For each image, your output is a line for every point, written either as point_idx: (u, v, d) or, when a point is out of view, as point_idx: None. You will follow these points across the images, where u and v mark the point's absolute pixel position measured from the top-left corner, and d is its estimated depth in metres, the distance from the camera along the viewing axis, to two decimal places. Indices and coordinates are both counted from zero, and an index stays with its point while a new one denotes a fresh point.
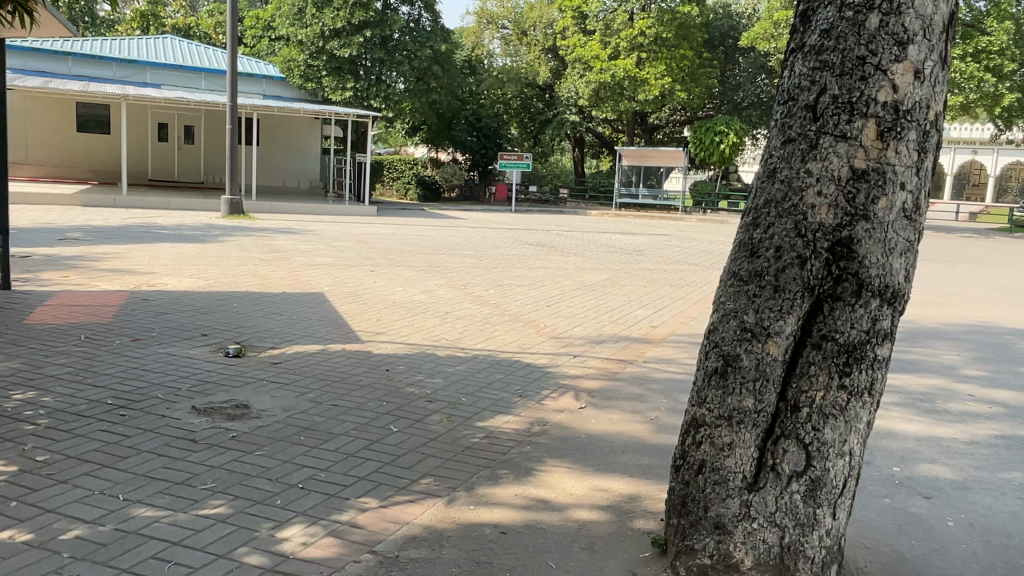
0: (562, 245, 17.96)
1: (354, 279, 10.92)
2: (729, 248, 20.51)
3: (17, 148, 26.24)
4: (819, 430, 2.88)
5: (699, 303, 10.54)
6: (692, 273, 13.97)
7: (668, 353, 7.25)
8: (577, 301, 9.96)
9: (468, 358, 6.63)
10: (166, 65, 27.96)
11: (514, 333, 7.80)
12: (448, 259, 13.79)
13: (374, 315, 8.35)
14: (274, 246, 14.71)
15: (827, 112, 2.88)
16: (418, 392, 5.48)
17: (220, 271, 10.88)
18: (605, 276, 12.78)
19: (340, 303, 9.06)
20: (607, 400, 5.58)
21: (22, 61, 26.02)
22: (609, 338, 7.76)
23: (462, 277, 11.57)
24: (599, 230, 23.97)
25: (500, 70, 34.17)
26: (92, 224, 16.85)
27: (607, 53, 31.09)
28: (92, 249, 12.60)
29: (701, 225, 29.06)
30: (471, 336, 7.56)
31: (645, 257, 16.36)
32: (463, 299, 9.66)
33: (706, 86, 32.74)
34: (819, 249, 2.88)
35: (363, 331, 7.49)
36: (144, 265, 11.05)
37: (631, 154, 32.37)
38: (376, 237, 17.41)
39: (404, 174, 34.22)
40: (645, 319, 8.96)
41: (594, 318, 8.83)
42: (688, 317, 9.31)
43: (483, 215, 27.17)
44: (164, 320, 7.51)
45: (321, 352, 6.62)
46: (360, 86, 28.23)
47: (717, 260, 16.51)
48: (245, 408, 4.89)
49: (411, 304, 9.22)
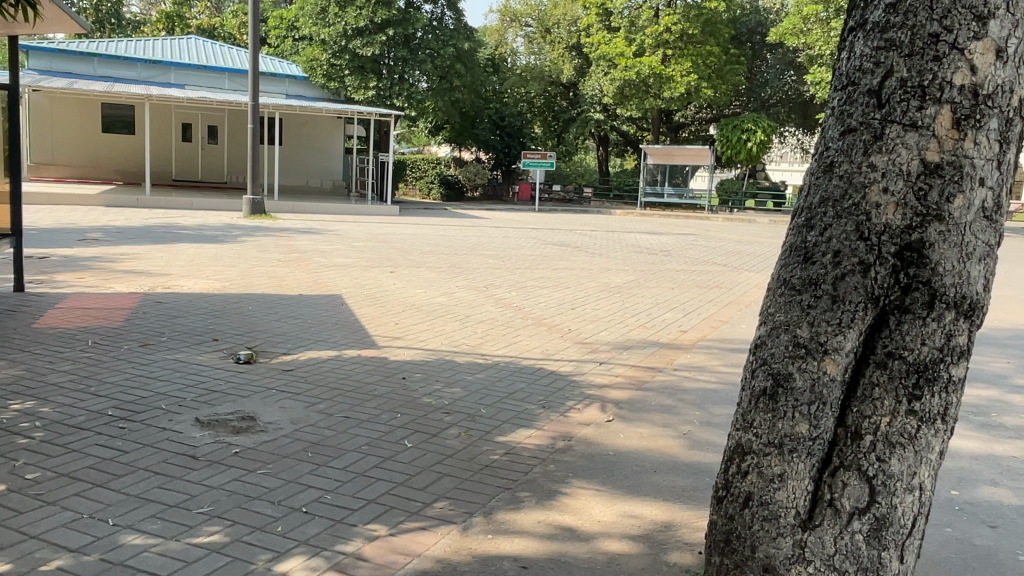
0: (587, 245, 17.60)
1: (373, 280, 10.66)
2: (759, 247, 20.01)
3: (43, 149, 26.45)
4: (884, 462, 2.52)
5: (730, 306, 10.11)
6: (721, 274, 13.53)
7: (699, 360, 6.88)
8: (603, 304, 9.61)
9: (489, 365, 6.32)
10: (189, 65, 28.01)
11: (537, 338, 7.46)
12: (470, 259, 13.49)
13: (392, 319, 8.08)
14: (294, 246, 14.53)
15: (894, 97, 2.51)
16: (435, 403, 5.17)
17: (238, 272, 10.68)
18: (632, 277, 12.40)
19: (358, 305, 8.79)
20: (636, 412, 5.22)
21: (49, 62, 26.23)
22: (637, 344, 7.39)
23: (484, 279, 11.26)
24: (624, 229, 23.56)
25: (523, 69, 33.85)
26: (113, 224, 16.80)
27: (632, 50, 30.63)
28: (111, 250, 12.49)
29: (728, 224, 28.49)
30: (491, 341, 7.24)
31: (672, 257, 15.93)
32: (484, 302, 9.35)
33: (733, 83, 32.15)
34: (885, 254, 2.51)
35: (379, 336, 7.20)
36: (161, 266, 10.90)
37: (657, 152, 31.86)
38: (397, 236, 17.17)
39: (426, 174, 34.05)
40: (674, 323, 8.59)
41: (621, 322, 8.47)
42: (719, 321, 8.92)
43: (506, 215, 26.88)
44: (176, 323, 7.29)
45: (335, 358, 6.35)
46: (382, 85, 28.05)
47: (746, 261, 16.04)
48: (252, 420, 4.62)
49: (430, 307, 8.93)
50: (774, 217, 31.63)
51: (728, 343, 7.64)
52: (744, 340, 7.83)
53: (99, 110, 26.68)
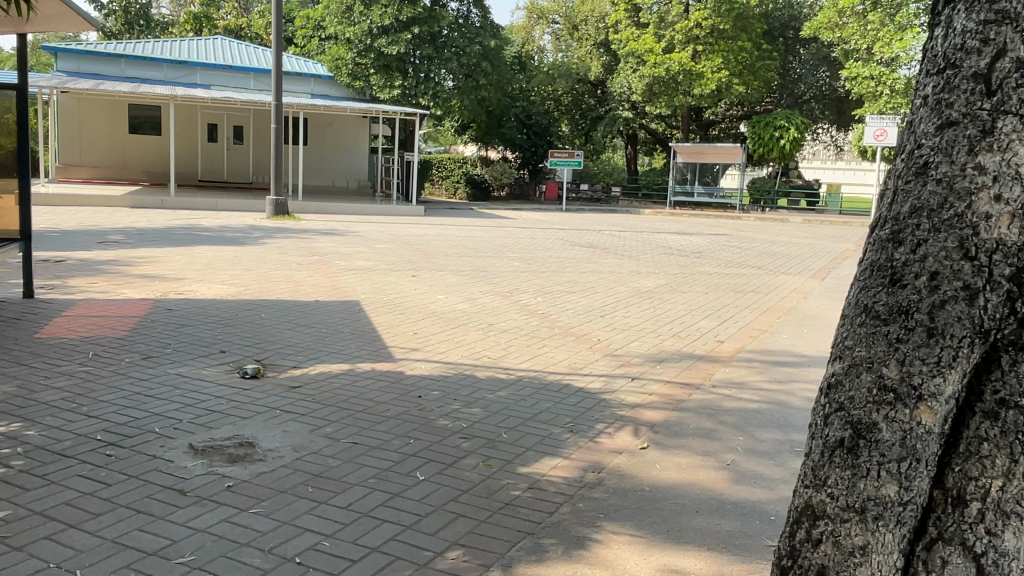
0: (616, 246, 17.07)
1: (393, 285, 10.26)
2: (794, 248, 19.31)
3: (71, 151, 26.56)
4: (994, 536, 1.98)
5: (769, 313, 9.54)
6: (757, 278, 12.92)
7: (739, 375, 6.36)
8: (634, 311, 9.09)
9: (512, 381, 5.85)
10: (215, 65, 27.96)
11: (564, 349, 6.99)
12: (494, 262, 13.04)
13: (409, 328, 7.65)
14: (315, 248, 14.20)
15: (1011, 81, 1.97)
16: (451, 425, 4.73)
17: (254, 277, 10.35)
18: (663, 280, 11.88)
19: (376, 313, 8.39)
20: (673, 437, 4.73)
21: (77, 64, 26.35)
22: (671, 357, 6.88)
23: (508, 283, 10.81)
24: (653, 229, 23.00)
25: (550, 66, 33.37)
26: (135, 226, 16.65)
27: (662, 47, 30.01)
28: (129, 253, 12.26)
29: (761, 224, 27.74)
30: (514, 353, 6.78)
31: (704, 259, 15.33)
32: (508, 309, 8.89)
33: (765, 79, 31.33)
34: (998, 277, 1.97)
35: (395, 348, 6.78)
36: (177, 270, 10.61)
37: (687, 150, 31.23)
38: (421, 238, 16.79)
39: (453, 173, 33.71)
40: (710, 333, 8.05)
41: (654, 332, 7.95)
42: (757, 330, 8.38)
43: (533, 215, 26.45)
44: (183, 334, 6.95)
45: (348, 373, 5.94)
46: (408, 84, 27.77)
47: (782, 262, 15.39)
48: (250, 447, 4.23)
49: (451, 314, 8.50)
50: (808, 216, 30.79)
51: (769, 356, 7.09)
52: (786, 352, 7.29)
53: (126, 111, 26.72)
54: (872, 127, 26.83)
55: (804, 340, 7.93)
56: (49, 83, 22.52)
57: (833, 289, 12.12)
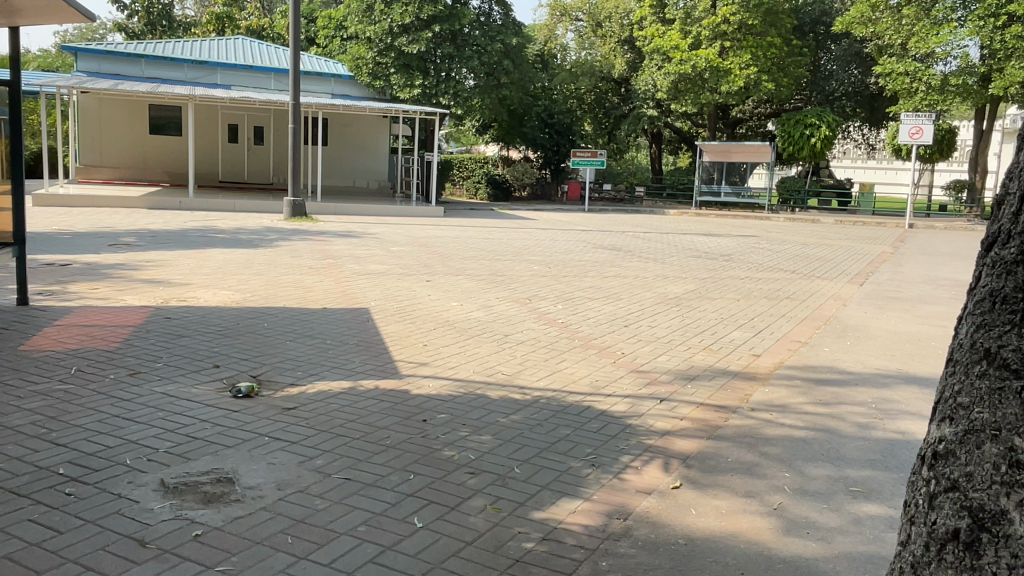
0: (641, 249, 16.45)
1: (406, 291, 9.77)
2: (826, 249, 18.58)
3: (91, 152, 26.42)
4: None
5: (807, 323, 8.91)
6: (790, 283, 12.26)
7: (780, 397, 5.77)
8: (661, 320, 8.51)
9: (528, 403, 5.32)
10: (235, 65, 27.72)
11: (585, 364, 6.43)
12: (513, 266, 12.50)
13: (419, 340, 7.13)
14: (329, 251, 13.79)
15: None
16: (457, 457, 4.21)
17: (263, 282, 9.92)
18: (691, 286, 11.28)
19: (385, 322, 7.89)
20: (709, 474, 4.17)
21: (97, 64, 26.29)
22: (703, 374, 6.30)
23: (528, 289, 10.27)
24: (679, 231, 22.33)
25: (573, 64, 32.74)
26: (150, 228, 16.36)
27: (688, 43, 29.26)
28: (137, 256, 11.89)
29: (790, 224, 26.92)
30: (530, 369, 6.23)
31: (734, 263, 14.66)
32: (527, 318, 8.36)
33: (795, 76, 30.49)
34: None
35: (402, 362, 6.26)
36: (182, 275, 10.19)
37: (713, 149, 30.53)
38: (439, 240, 16.32)
39: (474, 173, 33.26)
40: (745, 347, 7.45)
41: (683, 345, 7.36)
42: (795, 342, 7.76)
43: (555, 216, 25.86)
44: (177, 346, 6.47)
45: (349, 391, 5.43)
46: (428, 83, 27.26)
47: (816, 267, 14.71)
48: (229, 484, 3.73)
49: (466, 323, 7.98)
50: (840, 217, 29.86)
51: (810, 373, 6.49)
52: (829, 369, 6.69)
53: (146, 111, 26.55)
54: (907, 125, 25.89)
55: (847, 355, 7.30)
56: (68, 84, 22.39)
57: (872, 296, 11.44)
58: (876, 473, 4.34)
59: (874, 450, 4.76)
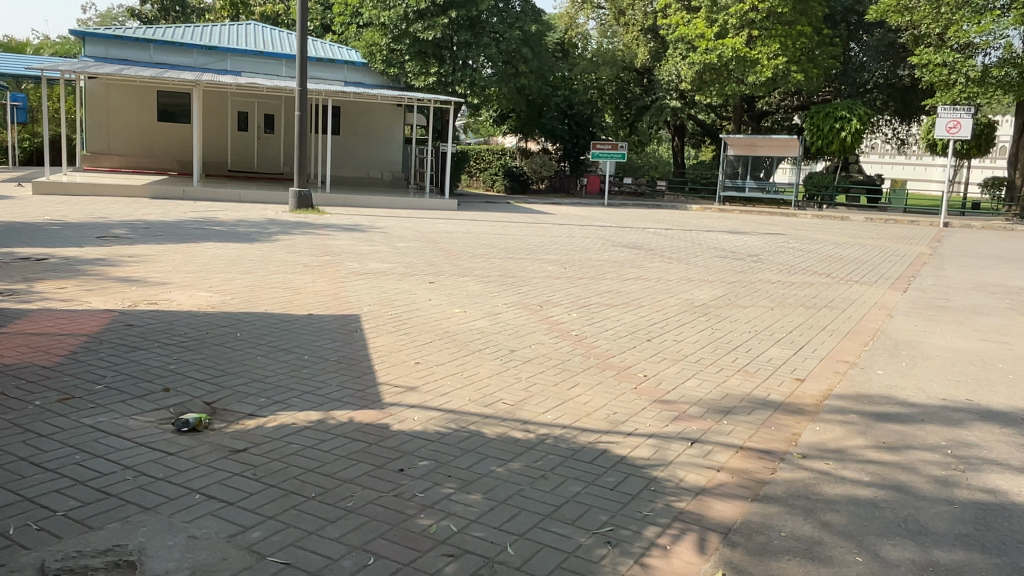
0: (663, 247, 15.42)
1: (404, 294, 8.85)
2: (861, 250, 17.46)
3: (99, 139, 25.79)
4: None
5: (853, 338, 7.90)
6: (828, 289, 11.20)
7: (836, 439, 4.79)
8: (688, 334, 7.53)
9: (531, 444, 4.37)
10: (246, 51, 26.92)
11: (602, 391, 5.46)
12: (526, 266, 11.52)
13: (411, 356, 6.21)
14: (329, 246, 12.93)
15: None
16: (435, 530, 3.29)
17: (250, 281, 9.07)
18: (720, 291, 10.28)
19: (376, 332, 6.98)
20: (759, 560, 3.22)
21: (105, 49, 25.72)
22: (741, 406, 5.32)
23: (539, 294, 9.30)
24: (704, 228, 21.29)
25: (594, 53, 31.64)
26: (146, 219, 15.59)
27: (714, 32, 28.11)
28: (121, 250, 11.10)
29: (818, 222, 25.80)
30: (536, 397, 5.28)
31: (764, 265, 13.60)
32: (536, 329, 7.41)
33: (825, 67, 29.24)
34: None
35: (388, 387, 5.34)
36: (163, 272, 9.35)
37: (738, 142, 29.43)
38: (450, 235, 15.41)
39: (491, 165, 32.45)
40: (785, 368, 6.46)
41: (714, 365, 6.39)
42: (844, 363, 6.76)
43: (572, 210, 24.90)
44: (129, 361, 5.61)
45: (318, 425, 4.53)
46: (444, 70, 26.21)
47: (853, 269, 13.67)
48: (128, 573, 2.85)
49: (467, 335, 7.04)
50: (871, 215, 28.64)
51: (866, 406, 5.51)
52: (888, 401, 5.68)
53: (155, 98, 25.76)
54: (944, 119, 24.54)
55: (906, 381, 6.28)
56: (72, 68, 21.76)
57: (919, 304, 10.36)
58: (974, 559, 3.35)
59: (964, 520, 3.76)
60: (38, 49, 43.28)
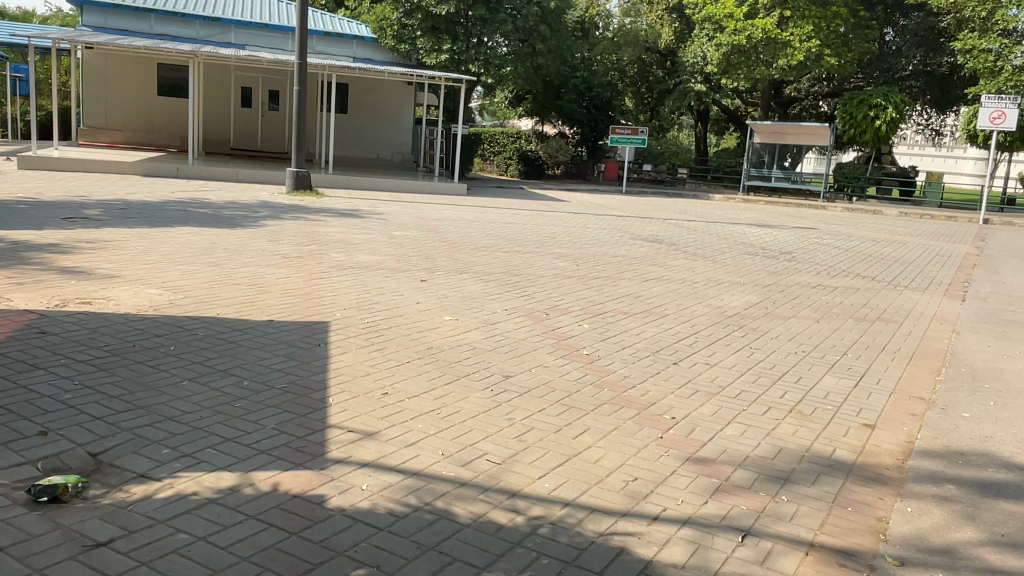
0: (686, 242, 14.08)
1: (388, 295, 7.59)
2: (902, 249, 16.02)
3: (97, 113, 24.68)
4: None
5: (919, 364, 6.58)
6: (876, 297, 9.82)
7: (938, 530, 3.50)
8: (722, 355, 6.21)
9: (517, 538, 3.12)
10: (250, 24, 25.60)
11: (617, 444, 4.18)
12: (533, 262, 10.24)
13: (380, 383, 4.93)
14: (318, 234, 11.69)
15: None
16: None
17: (212, 276, 7.82)
18: (755, 297, 8.97)
19: (343, 347, 5.74)
20: None
21: (104, 18, 24.52)
22: (800, 471, 4.03)
23: (546, 298, 8.02)
24: (730, 220, 19.89)
25: (617, 33, 30.09)
26: (126, 199, 14.42)
27: (743, 11, 26.49)
28: (82, 235, 9.90)
29: (849, 215, 24.30)
30: (531, 450, 4.02)
31: (800, 265, 12.22)
32: (539, 347, 6.12)
33: (860, 51, 27.58)
34: None
35: (339, 430, 4.09)
36: (117, 263, 8.14)
37: (766, 130, 27.85)
38: (453, 223, 14.15)
39: (505, 148, 31.06)
40: (848, 409, 5.15)
41: (759, 403, 5.09)
42: (917, 402, 5.44)
43: (588, 197, 23.57)
44: (16, 387, 4.40)
45: (227, 496, 3.31)
46: (457, 48, 24.64)
47: (899, 272, 12.29)
48: None
49: (455, 352, 5.79)
50: (904, 208, 27.05)
51: (968, 473, 4.19)
52: (989, 463, 4.37)
53: (154, 70, 24.51)
54: (988, 108, 22.76)
55: (1002, 430, 4.96)
56: (64, 37, 20.58)
57: (984, 318, 9.02)
58: None
59: None
60: (46, 20, 42.33)
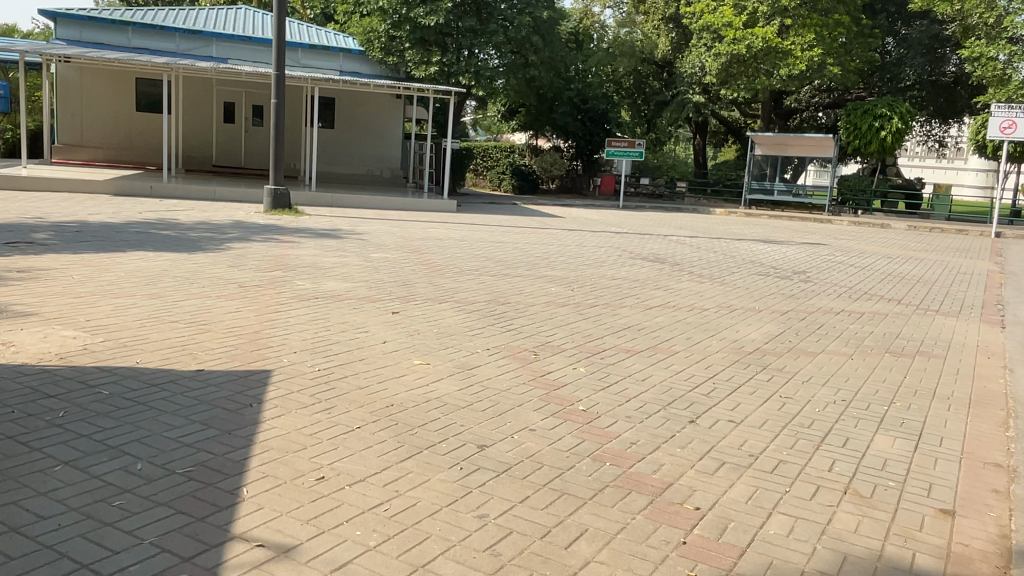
0: (690, 261, 13.03)
1: (350, 332, 6.49)
2: (920, 265, 15.00)
3: (72, 130, 23.64)
4: None
5: (980, 414, 5.49)
6: (907, 324, 8.74)
7: None
8: (749, 409, 5.11)
9: None
10: (232, 36, 24.53)
11: (624, 557, 3.08)
12: (524, 288, 9.16)
13: (316, 462, 3.82)
14: (286, 258, 10.61)
15: None
16: None
17: (145, 313, 6.70)
18: (772, 328, 7.86)
19: (282, 407, 4.61)
20: None
21: (79, 31, 23.54)
22: None
23: (535, 333, 6.92)
24: (733, 235, 18.88)
25: (612, 43, 29.04)
26: (83, 220, 13.35)
27: (742, 20, 25.57)
28: (15, 262, 8.80)
29: (854, 229, 23.35)
30: (507, 572, 2.92)
31: (817, 286, 11.16)
32: (525, 401, 5.01)
33: (863, 61, 26.75)
34: None
35: (242, 547, 2.98)
36: (40, 297, 7.04)
37: (767, 140, 26.83)
38: (439, 243, 13.09)
39: (499, 163, 30.39)
40: (915, 487, 4.05)
41: (804, 480, 3.98)
42: (996, 471, 4.34)
43: (584, 213, 22.54)
44: None
45: None
46: (447, 60, 23.64)
47: (925, 294, 11.22)
48: None
49: (421, 411, 4.68)
50: (912, 221, 26.06)
51: None
52: None
53: (133, 84, 23.51)
54: (997, 118, 21.67)
55: None
56: (32, 50, 19.58)
57: None
58: None
59: None
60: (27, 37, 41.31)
